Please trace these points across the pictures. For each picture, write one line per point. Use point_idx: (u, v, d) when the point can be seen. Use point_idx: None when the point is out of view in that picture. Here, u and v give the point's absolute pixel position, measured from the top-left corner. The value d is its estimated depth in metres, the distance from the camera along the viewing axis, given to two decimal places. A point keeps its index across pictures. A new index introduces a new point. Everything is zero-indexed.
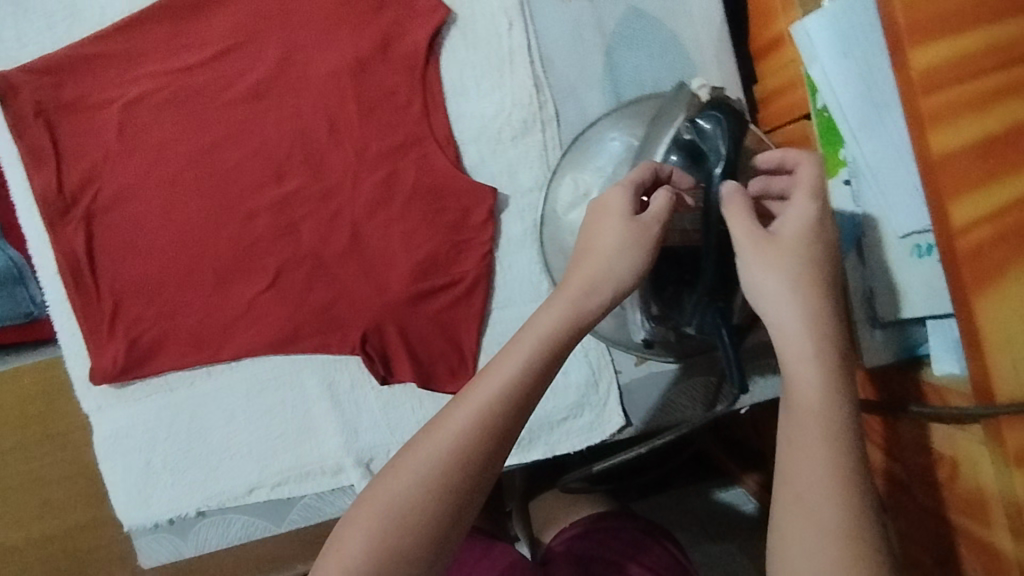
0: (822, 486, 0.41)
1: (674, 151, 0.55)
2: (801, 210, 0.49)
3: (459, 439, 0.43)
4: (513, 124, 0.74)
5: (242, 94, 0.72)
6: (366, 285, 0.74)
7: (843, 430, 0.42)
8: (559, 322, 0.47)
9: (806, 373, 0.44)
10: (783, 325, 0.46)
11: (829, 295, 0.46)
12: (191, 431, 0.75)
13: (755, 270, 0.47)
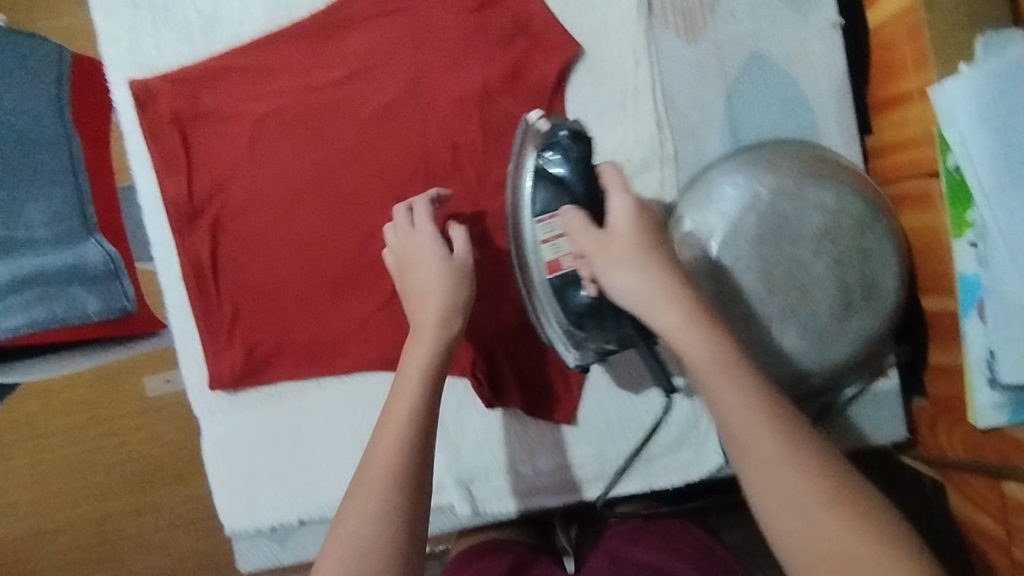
0: (765, 430, 0.46)
1: (540, 186, 0.66)
2: (621, 205, 0.58)
3: (398, 436, 0.52)
4: (631, 162, 0.75)
5: (370, 114, 0.73)
6: (479, 312, 0.76)
7: (734, 371, 0.48)
8: (427, 362, 0.58)
9: (682, 336, 0.50)
10: (649, 295, 0.53)
11: (671, 266, 0.54)
12: (299, 441, 0.76)
13: (613, 273, 0.55)
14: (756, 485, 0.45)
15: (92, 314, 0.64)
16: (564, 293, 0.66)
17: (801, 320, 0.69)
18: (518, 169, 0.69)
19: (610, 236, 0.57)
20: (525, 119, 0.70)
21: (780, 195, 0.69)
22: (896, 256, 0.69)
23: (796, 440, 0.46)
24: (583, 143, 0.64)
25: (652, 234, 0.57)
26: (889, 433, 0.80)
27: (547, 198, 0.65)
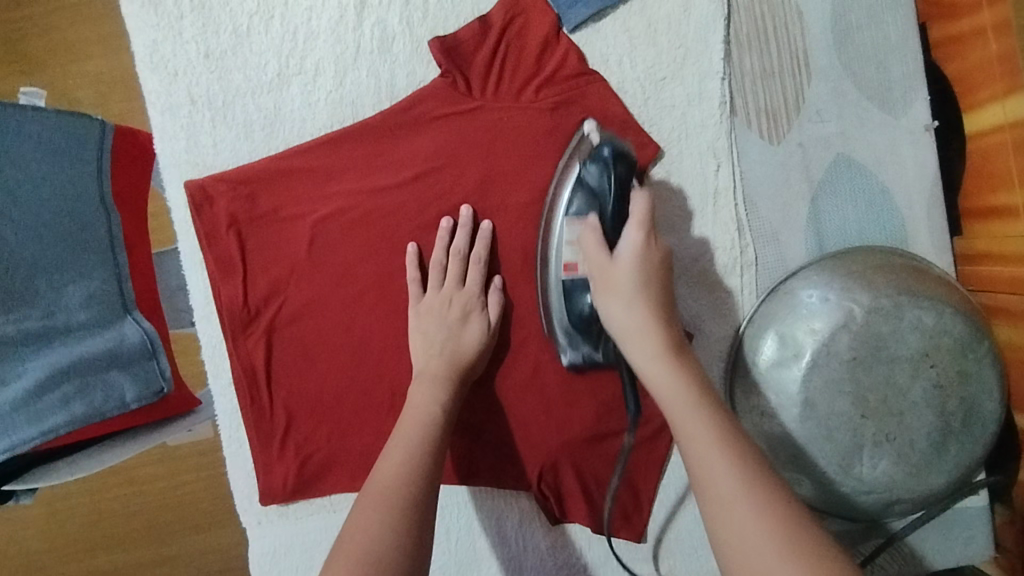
0: (723, 464, 0.50)
1: (579, 192, 0.65)
2: (634, 241, 0.62)
3: (402, 461, 0.57)
4: (709, 268, 0.71)
5: (435, 218, 0.70)
6: (545, 424, 0.71)
7: (708, 413, 0.53)
8: (433, 400, 0.62)
9: (653, 368, 0.57)
10: (633, 331, 0.59)
11: (654, 298, 0.60)
12: None
13: (611, 301, 0.61)
14: (709, 510, 0.49)
15: (130, 403, 0.63)
16: (573, 297, 0.66)
17: (897, 448, 0.64)
18: (562, 173, 0.67)
19: (614, 265, 0.61)
20: (582, 129, 0.67)
21: (876, 315, 0.64)
22: (999, 379, 0.65)
23: (750, 478, 0.49)
24: (623, 166, 0.64)
25: (654, 272, 0.61)
26: (981, 556, 0.74)
27: (582, 198, 0.65)
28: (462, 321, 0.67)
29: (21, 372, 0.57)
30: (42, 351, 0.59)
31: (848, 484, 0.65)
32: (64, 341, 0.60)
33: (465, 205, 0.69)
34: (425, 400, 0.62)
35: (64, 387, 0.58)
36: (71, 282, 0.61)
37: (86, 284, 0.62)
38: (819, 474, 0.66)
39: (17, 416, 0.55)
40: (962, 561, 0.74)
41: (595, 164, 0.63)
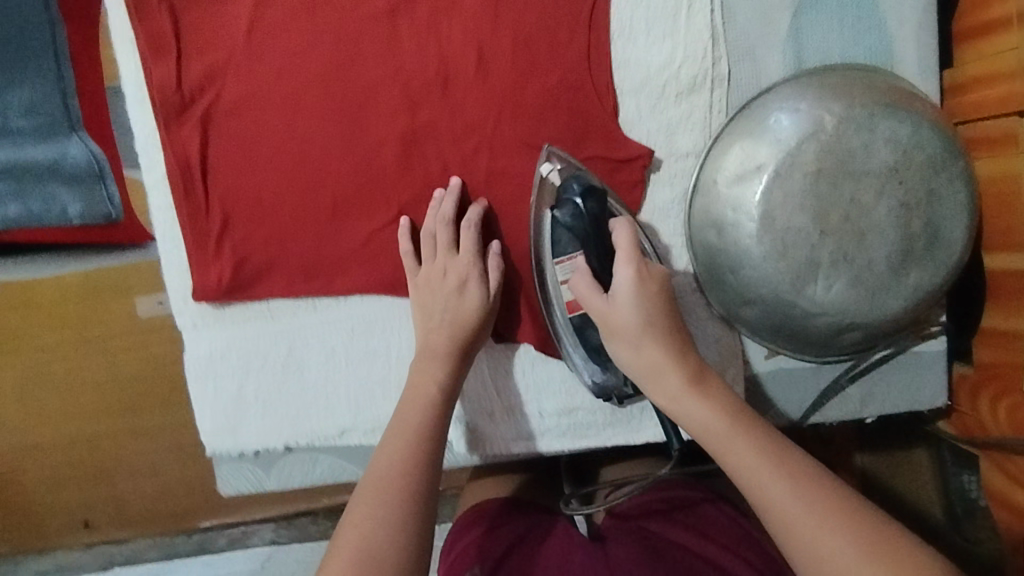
0: (764, 468, 0.48)
1: (559, 231, 0.64)
2: (626, 277, 0.57)
3: (401, 468, 0.56)
4: (679, 79, 0.66)
5: (384, 4, 0.65)
6: (495, 239, 0.69)
7: (765, 449, 0.50)
8: (432, 385, 0.61)
9: (680, 407, 0.54)
10: (653, 368, 0.56)
11: (667, 324, 0.57)
12: (292, 363, 0.71)
13: (623, 348, 0.57)
14: (800, 557, 0.45)
15: (70, 215, 0.81)
16: (584, 332, 0.67)
17: (854, 268, 0.62)
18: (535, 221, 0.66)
19: (613, 306, 0.58)
20: (537, 173, 0.66)
21: (848, 125, 0.60)
22: (971, 201, 0.62)
23: (784, 463, 0.49)
24: (594, 201, 0.61)
25: (658, 299, 0.57)
26: (931, 402, 0.73)
27: (567, 240, 0.64)
28: (459, 289, 0.64)
29: None
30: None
31: (801, 304, 0.63)
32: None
33: (454, 177, 0.66)
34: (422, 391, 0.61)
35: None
36: (17, 89, 0.79)
37: (28, 93, 0.79)
38: (770, 294, 0.64)
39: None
40: (911, 407, 0.73)
41: (569, 204, 0.62)
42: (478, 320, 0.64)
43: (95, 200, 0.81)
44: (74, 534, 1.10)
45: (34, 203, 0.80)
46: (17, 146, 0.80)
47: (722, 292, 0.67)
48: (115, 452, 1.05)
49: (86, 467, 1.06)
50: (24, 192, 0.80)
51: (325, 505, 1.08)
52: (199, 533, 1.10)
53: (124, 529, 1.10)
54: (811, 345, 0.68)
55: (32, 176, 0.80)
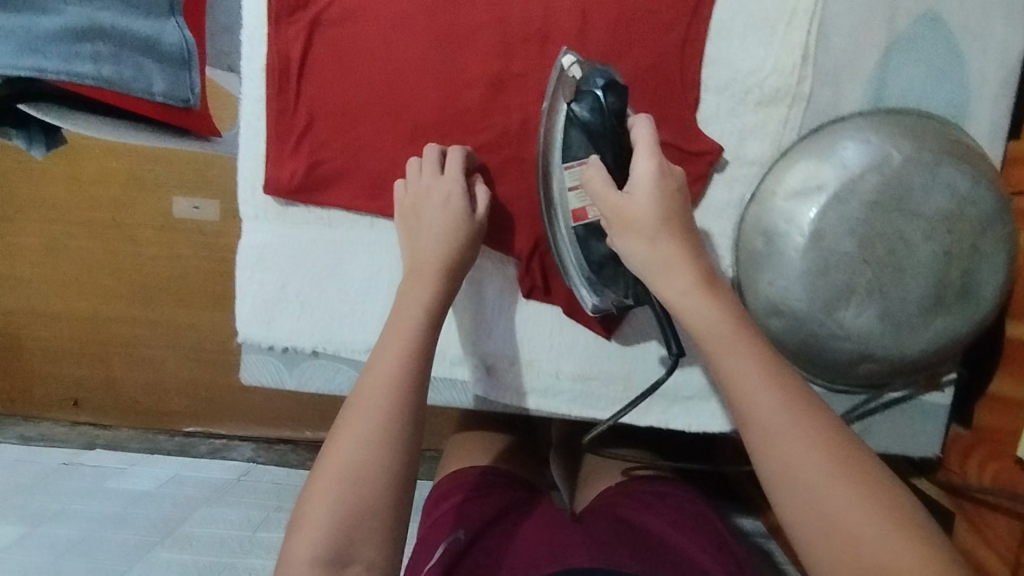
0: (776, 401, 0.48)
1: (574, 130, 0.64)
2: (646, 169, 0.58)
3: (383, 392, 0.55)
4: (763, 89, 0.69)
5: None
6: None
7: (774, 387, 0.49)
8: (413, 326, 0.60)
9: (688, 302, 0.54)
10: (665, 262, 0.56)
11: (685, 243, 0.57)
12: (337, 273, 0.74)
13: (631, 238, 0.58)
14: (774, 483, 0.46)
15: (155, 92, 0.84)
16: (588, 244, 0.66)
17: (887, 300, 0.64)
18: (550, 120, 0.66)
19: (632, 199, 0.58)
20: (557, 66, 0.66)
21: (912, 165, 0.63)
22: (1009, 264, 0.65)
23: (799, 406, 0.48)
24: (615, 100, 0.61)
25: (670, 202, 0.58)
26: (923, 448, 0.75)
27: (578, 143, 0.63)
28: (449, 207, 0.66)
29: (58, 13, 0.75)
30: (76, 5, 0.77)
31: (826, 326, 0.66)
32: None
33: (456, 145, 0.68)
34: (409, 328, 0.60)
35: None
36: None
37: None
38: (800, 311, 0.66)
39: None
40: (903, 451, 0.76)
41: (600, 80, 0.61)
42: (471, 241, 0.66)
43: (178, 83, 0.86)
44: (68, 405, 1.41)
45: (124, 70, 0.80)
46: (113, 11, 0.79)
47: (753, 300, 0.70)
48: (131, 338, 1.37)
49: (98, 343, 1.38)
50: (117, 57, 0.79)
51: (310, 439, 1.33)
52: (180, 436, 1.35)
53: (108, 413, 1.41)
54: (828, 370, 0.70)
55: (126, 43, 0.79)
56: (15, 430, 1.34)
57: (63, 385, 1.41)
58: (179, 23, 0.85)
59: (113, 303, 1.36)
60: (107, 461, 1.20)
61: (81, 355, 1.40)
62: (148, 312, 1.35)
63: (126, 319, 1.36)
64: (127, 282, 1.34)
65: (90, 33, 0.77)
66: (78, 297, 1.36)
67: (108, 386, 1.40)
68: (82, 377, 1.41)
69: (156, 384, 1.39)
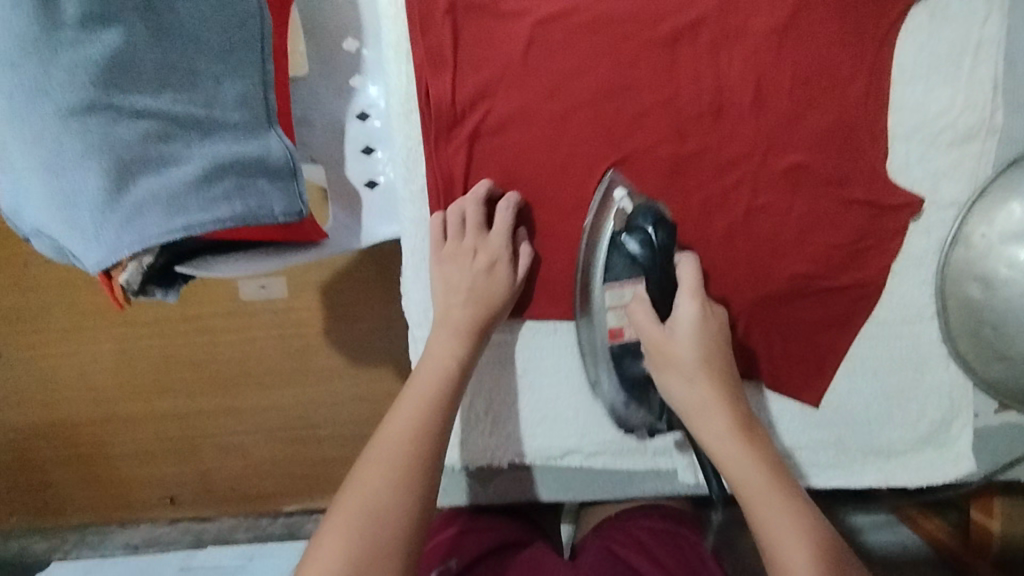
0: (793, 533, 0.50)
1: (615, 255, 0.66)
2: (690, 310, 0.61)
3: (408, 446, 0.53)
4: (954, 126, 0.65)
5: (667, 34, 0.65)
6: (743, 275, 0.68)
7: (781, 492, 0.53)
8: (453, 349, 0.61)
9: (722, 445, 0.56)
10: (701, 405, 0.58)
11: (720, 381, 0.59)
12: (525, 380, 0.71)
13: (675, 379, 0.60)
14: None
15: (278, 216, 0.71)
16: (622, 361, 0.68)
17: None
18: (588, 246, 0.67)
19: (672, 337, 0.61)
20: (599, 197, 0.67)
21: None
22: None
23: (823, 542, 0.50)
24: (665, 234, 0.63)
25: (712, 342, 0.61)
26: None
27: (620, 267, 0.66)
28: (489, 271, 0.64)
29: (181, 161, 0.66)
30: (200, 145, 0.67)
31: None
32: (160, 149, 0.64)
33: (512, 193, 0.66)
34: (447, 343, 0.61)
35: (130, 193, 0.62)
36: (227, 78, 0.70)
37: (238, 84, 0.71)
38: None
39: (110, 226, 0.61)
40: None
41: (649, 219, 0.63)
42: (499, 304, 0.64)
43: (291, 193, 0.72)
44: (161, 508, 1.13)
45: (250, 201, 0.69)
46: (218, 140, 0.69)
47: (967, 345, 0.67)
48: (215, 426, 1.09)
49: (173, 444, 1.10)
50: (241, 190, 0.69)
51: None
52: (285, 516, 1.13)
53: (210, 506, 1.13)
54: None
55: (243, 173, 0.69)
56: (118, 540, 1.12)
57: (143, 494, 1.13)
58: (281, 132, 0.74)
59: (224, 394, 1.08)
60: (223, 559, 1.03)
61: (160, 457, 1.11)
62: (235, 389, 1.08)
63: (204, 409, 1.08)
64: (208, 371, 1.07)
65: (205, 174, 0.66)
66: (143, 389, 1.08)
67: (198, 480, 1.12)
68: (162, 482, 1.12)
69: (257, 470, 1.11)
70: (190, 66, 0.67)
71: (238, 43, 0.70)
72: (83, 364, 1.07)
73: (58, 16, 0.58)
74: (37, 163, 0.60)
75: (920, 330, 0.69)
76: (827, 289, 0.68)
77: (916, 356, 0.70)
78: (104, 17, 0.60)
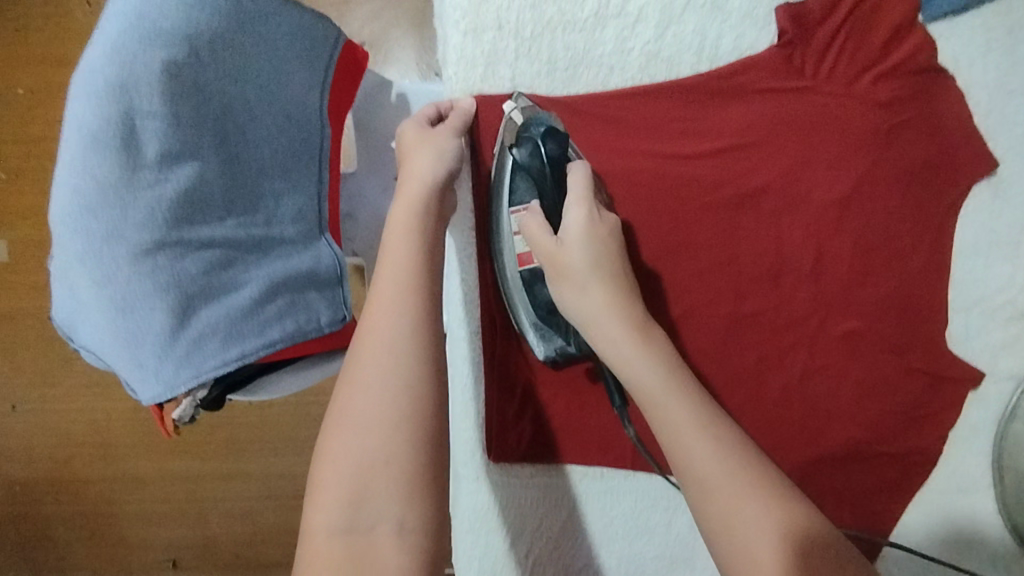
0: (684, 411, 0.50)
1: (519, 178, 0.63)
2: (578, 218, 0.59)
3: (390, 332, 0.48)
4: (1013, 303, 0.66)
5: (733, 195, 0.66)
6: (798, 435, 0.66)
7: (683, 393, 0.51)
8: (409, 262, 0.52)
9: (631, 354, 0.53)
10: (594, 310, 0.56)
11: (630, 298, 0.57)
12: (568, 528, 0.69)
13: (566, 289, 0.57)
14: (695, 500, 0.47)
15: (324, 328, 0.62)
16: (533, 288, 0.64)
17: None
18: (495, 189, 0.65)
19: (563, 246, 0.58)
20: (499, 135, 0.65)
21: None
22: None
23: (732, 451, 0.48)
24: (554, 144, 0.61)
25: (605, 244, 0.59)
26: None
27: (524, 188, 0.63)
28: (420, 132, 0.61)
29: (237, 283, 0.56)
30: (253, 263, 0.58)
31: None
32: (216, 278, 0.55)
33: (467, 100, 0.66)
34: (394, 269, 0.51)
35: (196, 329, 0.53)
36: (286, 192, 0.62)
37: (297, 197, 0.63)
38: None
39: (169, 361, 0.52)
40: None
41: (526, 149, 0.61)
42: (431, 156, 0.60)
43: (337, 300, 0.64)
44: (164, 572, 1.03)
45: (300, 316, 0.60)
46: (269, 253, 0.60)
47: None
48: (227, 487, 1.02)
49: (184, 505, 1.02)
50: (292, 306, 0.60)
51: None
52: None
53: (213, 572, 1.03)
54: None
55: (294, 284, 0.60)
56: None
57: (148, 554, 1.03)
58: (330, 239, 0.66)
59: (238, 456, 1.01)
60: None
61: (166, 516, 1.02)
62: (253, 450, 1.01)
63: (220, 469, 1.02)
64: (226, 432, 1.02)
65: (259, 294, 0.57)
66: (160, 451, 1.02)
67: (205, 543, 1.03)
68: (166, 545, 1.03)
69: (269, 537, 1.02)
70: (248, 176, 0.59)
71: (297, 148, 0.63)
72: (97, 420, 1.01)
73: (138, 157, 0.51)
74: (101, 306, 0.51)
75: (975, 503, 0.67)
76: (883, 455, 0.66)
77: (969, 526, 0.67)
78: (182, 151, 0.53)
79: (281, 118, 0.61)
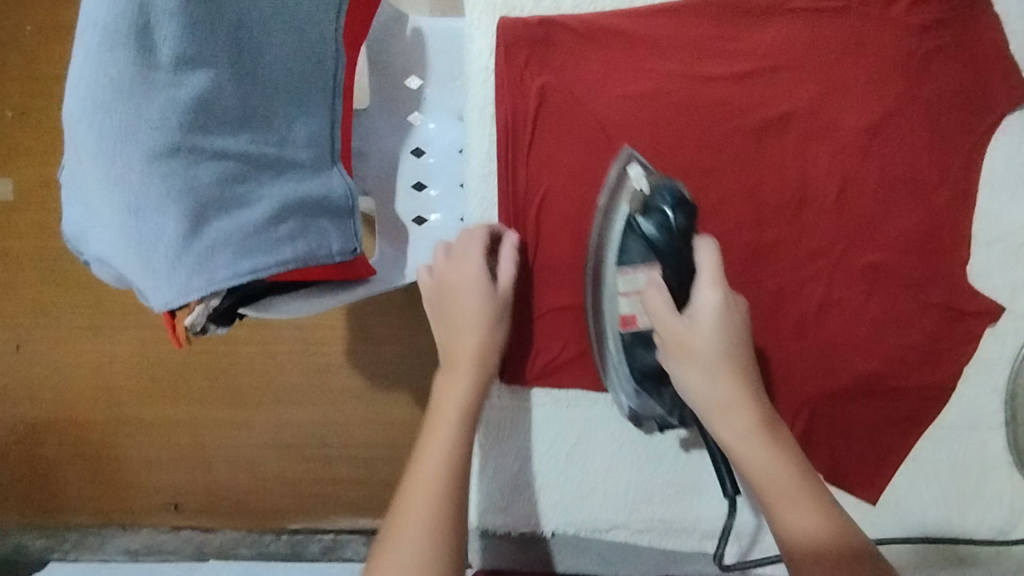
0: (807, 512, 0.47)
1: (631, 238, 0.59)
2: (711, 298, 0.54)
3: (448, 444, 0.52)
4: None
5: (759, 119, 0.65)
6: (813, 366, 0.65)
7: (808, 495, 0.48)
8: (467, 393, 0.56)
9: (753, 449, 0.50)
10: (726, 403, 0.52)
11: (760, 406, 0.52)
12: (576, 452, 0.69)
13: (691, 371, 0.53)
14: None
15: (335, 256, 0.59)
16: (634, 353, 0.61)
17: None
18: (606, 231, 0.62)
19: (694, 330, 0.53)
20: (629, 176, 0.62)
21: None
22: None
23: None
24: (683, 216, 0.57)
25: (734, 339, 0.54)
26: None
27: (636, 250, 0.59)
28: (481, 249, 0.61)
29: (248, 199, 0.53)
30: (264, 183, 0.55)
31: None
32: (227, 190, 0.52)
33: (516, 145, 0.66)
34: (457, 393, 0.56)
35: (210, 237, 0.49)
36: (298, 115, 0.59)
37: (308, 121, 0.60)
38: None
39: (182, 267, 0.48)
40: None
41: (649, 219, 0.57)
42: (487, 299, 0.59)
43: (348, 231, 0.60)
44: (163, 517, 0.98)
45: (311, 241, 0.57)
46: (281, 176, 0.57)
47: None
48: (230, 432, 0.97)
49: (186, 449, 0.98)
50: (303, 229, 0.56)
51: None
52: (288, 536, 0.96)
53: (211, 519, 0.98)
54: None
55: (305, 209, 0.57)
56: (117, 545, 0.97)
57: (145, 499, 0.98)
58: (342, 170, 0.62)
59: (241, 400, 0.97)
60: None
61: (165, 458, 0.98)
62: (256, 394, 0.97)
63: (222, 415, 0.97)
64: (227, 374, 0.97)
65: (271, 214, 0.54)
66: (160, 390, 0.98)
67: (206, 490, 0.98)
68: (163, 489, 0.98)
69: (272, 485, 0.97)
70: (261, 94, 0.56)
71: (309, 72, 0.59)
72: (96, 355, 0.98)
73: (152, 57, 0.48)
74: (111, 208, 0.47)
75: (987, 439, 0.67)
76: (898, 389, 0.66)
77: (980, 463, 0.67)
78: (196, 56, 0.50)
79: (297, 36, 0.57)
